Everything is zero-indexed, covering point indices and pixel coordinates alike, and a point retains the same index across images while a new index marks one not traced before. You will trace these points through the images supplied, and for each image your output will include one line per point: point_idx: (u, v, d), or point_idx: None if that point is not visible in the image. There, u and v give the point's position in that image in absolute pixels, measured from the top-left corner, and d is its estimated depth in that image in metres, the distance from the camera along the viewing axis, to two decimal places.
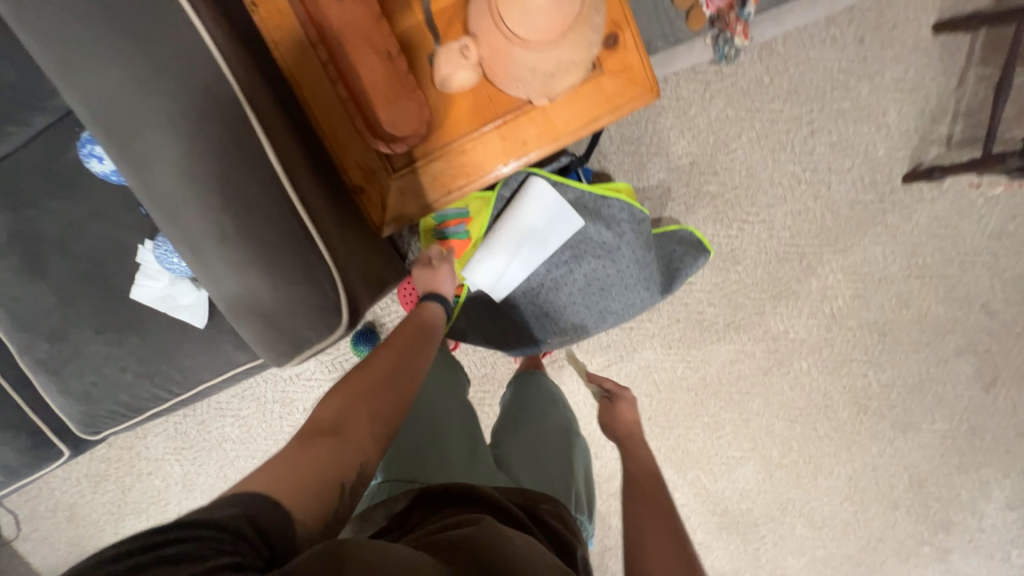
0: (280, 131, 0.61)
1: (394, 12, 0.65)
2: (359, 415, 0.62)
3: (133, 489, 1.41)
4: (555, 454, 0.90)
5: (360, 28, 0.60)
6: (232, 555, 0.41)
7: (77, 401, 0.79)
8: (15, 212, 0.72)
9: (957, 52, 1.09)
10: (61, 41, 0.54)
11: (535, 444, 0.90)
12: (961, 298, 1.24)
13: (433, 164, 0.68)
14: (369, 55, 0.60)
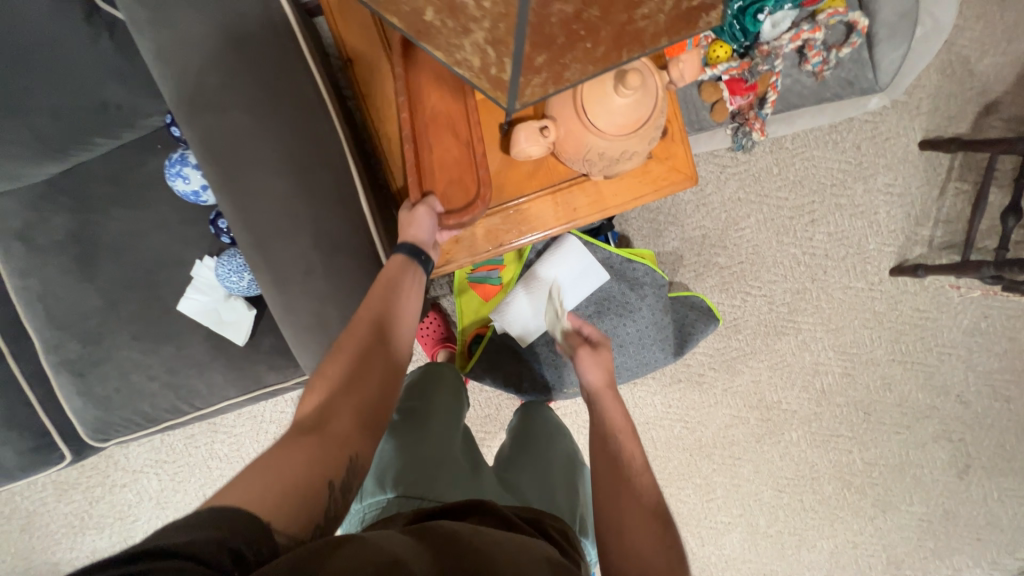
0: (365, 177, 0.68)
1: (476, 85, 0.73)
2: (343, 405, 0.55)
3: (101, 502, 1.33)
4: (570, 486, 0.79)
5: (446, 111, 0.68)
6: None
7: (95, 405, 0.79)
8: (81, 216, 0.75)
9: (938, 168, 1.24)
10: (191, 80, 0.60)
11: (548, 473, 0.80)
12: (938, 386, 1.34)
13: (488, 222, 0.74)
14: (447, 137, 0.68)
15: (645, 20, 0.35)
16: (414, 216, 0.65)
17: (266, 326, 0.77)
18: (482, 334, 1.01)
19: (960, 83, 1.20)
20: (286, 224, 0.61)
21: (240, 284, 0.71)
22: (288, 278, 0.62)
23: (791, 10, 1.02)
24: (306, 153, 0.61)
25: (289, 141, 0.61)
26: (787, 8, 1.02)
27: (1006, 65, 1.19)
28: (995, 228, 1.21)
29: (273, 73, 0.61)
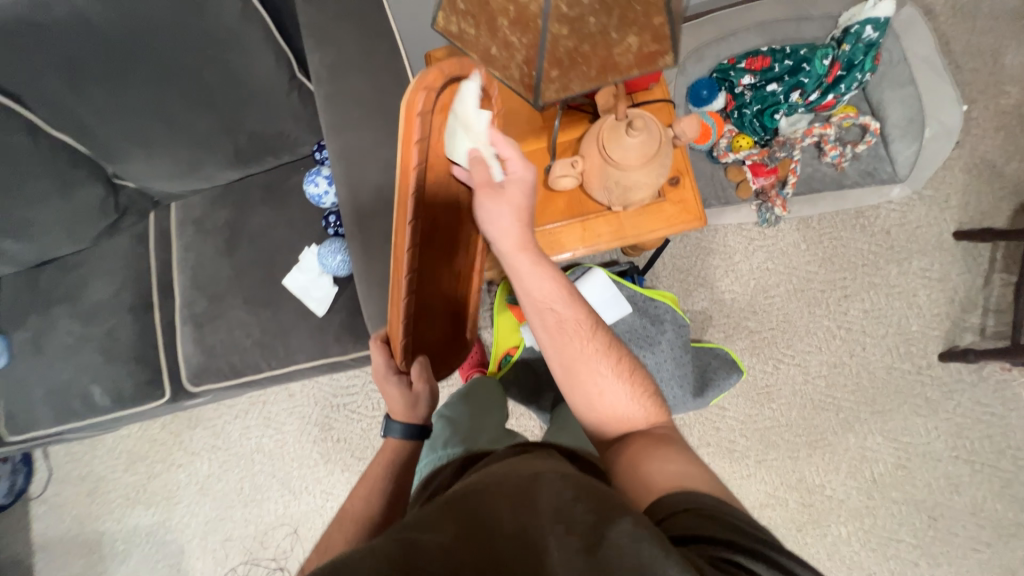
0: None
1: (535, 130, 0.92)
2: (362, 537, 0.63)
3: (157, 478, 1.47)
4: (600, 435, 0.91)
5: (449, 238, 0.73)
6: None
7: (201, 353, 0.99)
8: (235, 209, 1.03)
9: (979, 258, 1.26)
10: (336, 93, 0.81)
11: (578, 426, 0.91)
12: (1020, 498, 1.18)
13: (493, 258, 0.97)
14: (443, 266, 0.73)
15: (620, 55, 0.54)
16: (416, 394, 0.72)
17: (341, 305, 0.97)
18: (512, 353, 1.13)
19: (989, 183, 1.27)
20: (377, 208, 0.79)
21: (332, 264, 0.92)
22: (371, 245, 0.79)
23: (806, 113, 1.23)
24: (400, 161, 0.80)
25: (390, 150, 0.80)
26: (802, 111, 1.23)
27: None
28: None
29: (386, 97, 0.80)
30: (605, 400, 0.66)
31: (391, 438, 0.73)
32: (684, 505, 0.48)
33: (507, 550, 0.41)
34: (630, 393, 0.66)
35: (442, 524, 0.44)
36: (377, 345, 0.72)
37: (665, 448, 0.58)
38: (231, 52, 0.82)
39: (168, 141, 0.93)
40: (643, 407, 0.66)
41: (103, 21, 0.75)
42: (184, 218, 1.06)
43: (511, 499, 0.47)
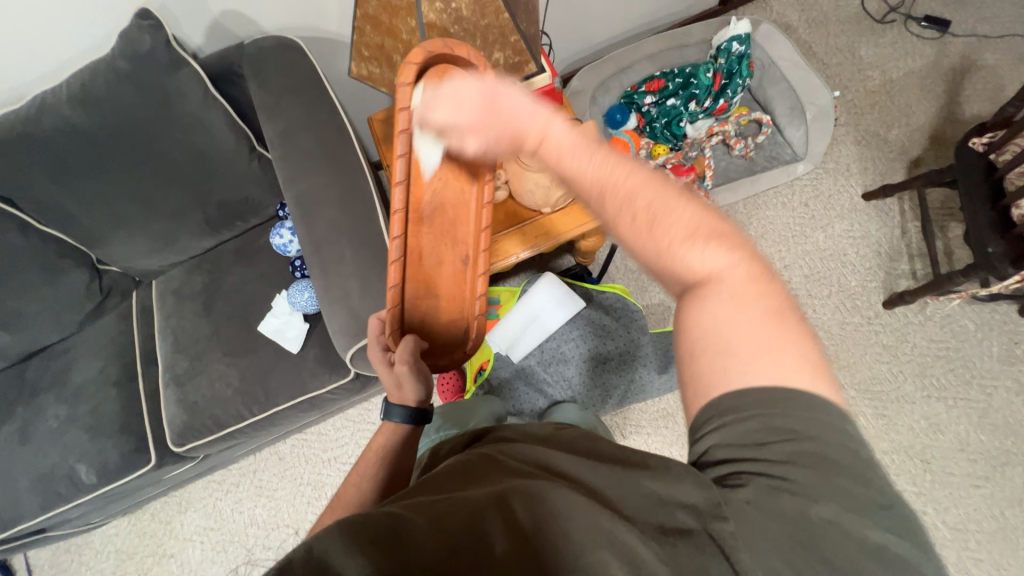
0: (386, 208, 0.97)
1: None
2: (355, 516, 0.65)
3: (148, 575, 1.39)
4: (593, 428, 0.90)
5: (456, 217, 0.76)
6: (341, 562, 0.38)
7: (185, 411, 1.03)
8: (212, 274, 1.14)
9: (891, 213, 1.40)
10: (290, 154, 0.96)
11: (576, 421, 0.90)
12: (1000, 426, 1.21)
13: None
14: (441, 241, 0.77)
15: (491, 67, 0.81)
16: (400, 377, 0.75)
17: (314, 341, 1.04)
18: (484, 368, 1.13)
19: (879, 149, 1.45)
20: (331, 237, 0.90)
21: (301, 301, 1.02)
22: (329, 268, 0.88)
23: (705, 117, 1.43)
24: (350, 195, 0.93)
25: (340, 188, 0.93)
26: (702, 117, 1.43)
27: (914, 132, 1.45)
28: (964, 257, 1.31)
29: (332, 149, 0.96)
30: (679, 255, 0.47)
31: (391, 422, 0.75)
32: (735, 418, 0.42)
33: (502, 538, 0.41)
34: (711, 247, 0.47)
35: (442, 508, 0.44)
36: (375, 322, 0.80)
37: (760, 305, 0.45)
38: (198, 134, 1.01)
39: (146, 220, 1.07)
40: (737, 262, 0.47)
41: (92, 125, 0.93)
42: (164, 291, 1.16)
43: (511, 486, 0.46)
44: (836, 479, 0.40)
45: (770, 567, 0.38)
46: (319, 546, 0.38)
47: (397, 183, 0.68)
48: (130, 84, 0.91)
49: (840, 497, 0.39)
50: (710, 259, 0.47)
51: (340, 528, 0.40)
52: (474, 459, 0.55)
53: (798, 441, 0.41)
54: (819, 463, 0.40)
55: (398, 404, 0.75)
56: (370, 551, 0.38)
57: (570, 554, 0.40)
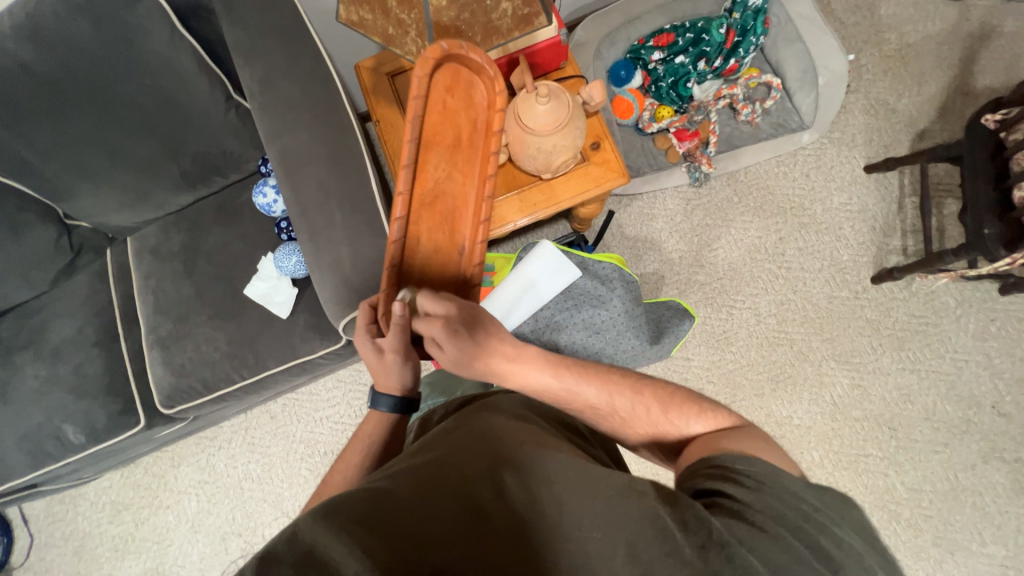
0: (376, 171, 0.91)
1: None
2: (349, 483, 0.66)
3: (145, 524, 1.43)
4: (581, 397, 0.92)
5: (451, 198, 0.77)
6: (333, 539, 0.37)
7: (172, 374, 1.01)
8: (192, 233, 1.08)
9: (890, 187, 1.39)
10: (269, 103, 0.88)
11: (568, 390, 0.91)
12: (966, 397, 1.27)
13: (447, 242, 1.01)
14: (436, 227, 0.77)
15: (499, 20, 0.77)
16: (385, 364, 0.72)
17: (304, 306, 1.02)
18: None
19: (886, 119, 1.41)
20: (318, 198, 0.85)
21: (288, 265, 0.97)
22: (317, 232, 0.84)
23: (714, 78, 1.36)
24: (338, 152, 0.87)
25: (327, 145, 0.87)
26: (711, 78, 1.35)
27: (924, 103, 1.41)
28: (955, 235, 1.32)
29: (315, 100, 0.88)
30: (654, 428, 0.60)
31: (377, 412, 0.74)
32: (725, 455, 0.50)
33: (496, 506, 0.44)
34: (686, 414, 0.59)
35: (429, 483, 0.45)
36: (367, 308, 0.73)
37: (742, 434, 0.54)
38: (166, 79, 0.91)
39: (115, 171, 0.99)
40: (711, 419, 0.58)
41: (43, 65, 0.83)
42: (141, 249, 1.10)
43: (497, 458, 0.49)
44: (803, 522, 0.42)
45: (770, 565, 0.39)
46: (306, 533, 0.38)
47: (403, 166, 0.74)
48: (82, 17, 0.81)
49: (834, 547, 0.41)
50: (686, 424, 0.59)
51: (324, 514, 0.40)
52: (458, 424, 0.57)
53: (771, 475, 0.46)
54: (803, 501, 0.44)
55: (384, 392, 0.74)
56: (359, 532, 0.38)
57: (557, 519, 0.42)
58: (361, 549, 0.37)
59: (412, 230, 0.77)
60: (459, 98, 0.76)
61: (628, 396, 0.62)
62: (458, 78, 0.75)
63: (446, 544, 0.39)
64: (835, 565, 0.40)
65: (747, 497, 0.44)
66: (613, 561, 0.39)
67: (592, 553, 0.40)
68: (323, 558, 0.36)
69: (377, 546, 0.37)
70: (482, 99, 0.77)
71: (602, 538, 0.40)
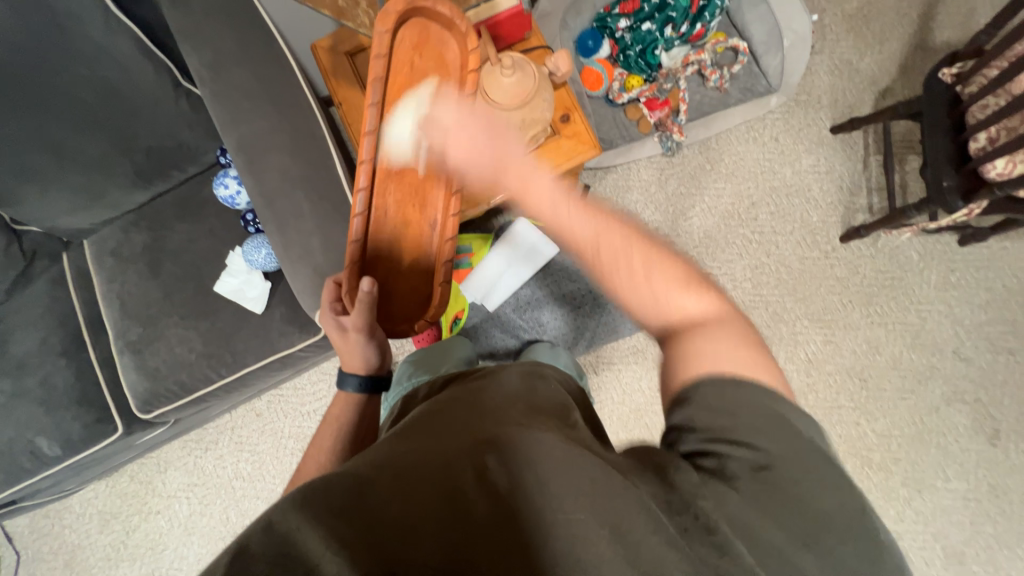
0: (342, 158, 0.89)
1: None
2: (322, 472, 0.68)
3: (136, 531, 1.41)
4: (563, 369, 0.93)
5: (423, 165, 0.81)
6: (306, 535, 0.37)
7: (146, 378, 0.98)
8: (153, 232, 1.04)
9: (856, 146, 1.42)
10: (222, 89, 0.84)
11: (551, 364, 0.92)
12: (930, 345, 1.34)
13: None
14: (405, 194, 0.81)
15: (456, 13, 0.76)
16: (348, 343, 0.76)
17: (278, 300, 0.99)
18: (461, 317, 1.11)
19: (850, 80, 1.43)
20: (283, 187, 0.82)
21: (258, 259, 0.95)
22: (285, 222, 0.81)
23: (682, 45, 1.34)
24: (298, 136, 0.84)
25: (287, 132, 0.83)
26: (678, 44, 1.34)
27: (885, 61, 1.43)
28: (916, 191, 1.37)
29: (269, 83, 0.85)
30: (651, 293, 0.57)
31: (346, 391, 0.77)
32: (709, 390, 0.49)
33: (479, 496, 0.43)
34: (683, 287, 0.57)
35: (406, 470, 0.45)
36: (331, 285, 0.77)
37: (733, 334, 0.53)
38: (106, 68, 0.87)
39: (61, 171, 0.94)
40: (707, 300, 0.56)
41: None
42: (100, 252, 1.05)
43: (477, 440, 0.48)
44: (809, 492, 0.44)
45: (761, 536, 0.42)
46: (280, 523, 0.37)
47: (366, 133, 0.75)
48: (2, 4, 0.76)
49: (825, 508, 0.44)
50: (686, 304, 0.56)
51: (299, 503, 0.39)
52: (441, 409, 0.58)
53: (767, 416, 0.47)
54: (789, 446, 0.46)
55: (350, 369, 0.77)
56: (333, 522, 0.38)
57: (543, 501, 0.41)
58: (338, 542, 0.37)
59: (377, 199, 0.80)
60: (428, 57, 0.79)
61: (618, 240, 0.58)
62: (428, 36, 0.79)
63: (423, 540, 0.39)
64: (824, 527, 0.43)
65: (740, 455, 0.46)
66: (599, 547, 0.39)
67: (575, 535, 0.40)
68: (300, 545, 0.36)
69: (353, 538, 0.38)
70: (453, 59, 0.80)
71: (586, 519, 0.40)
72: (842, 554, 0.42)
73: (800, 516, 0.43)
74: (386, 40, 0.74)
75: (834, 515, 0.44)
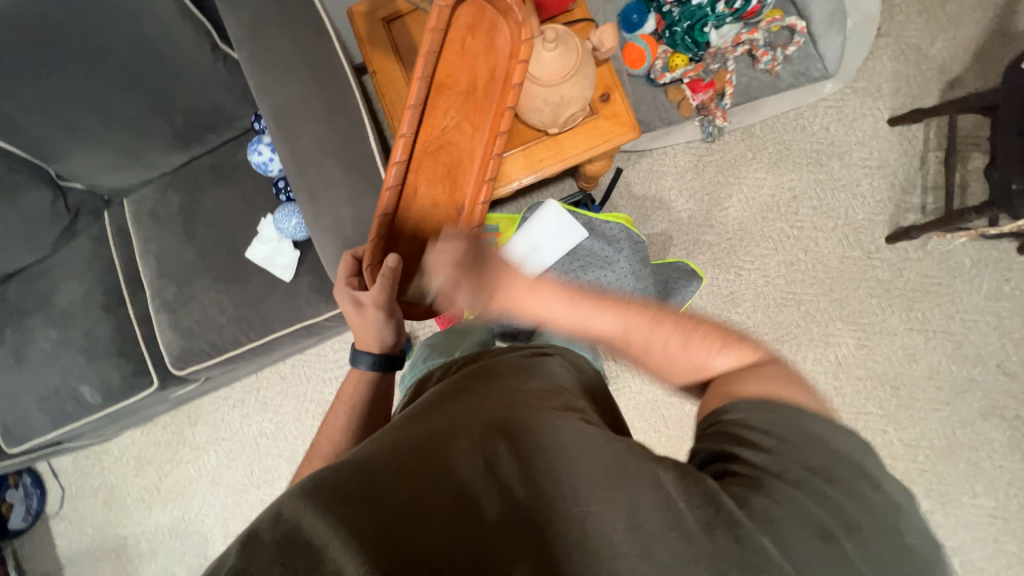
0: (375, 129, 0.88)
1: None
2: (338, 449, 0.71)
3: (168, 477, 1.50)
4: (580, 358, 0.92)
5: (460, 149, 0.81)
6: (314, 530, 0.38)
7: (180, 336, 1.02)
8: (189, 194, 1.06)
9: (914, 140, 1.32)
10: (259, 53, 0.83)
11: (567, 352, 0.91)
12: (973, 356, 1.27)
13: None
14: (435, 177, 0.82)
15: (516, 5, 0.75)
16: (363, 320, 0.76)
17: (307, 269, 1.01)
18: None
19: (916, 67, 1.32)
20: (316, 156, 0.81)
21: (289, 227, 0.96)
22: (316, 192, 0.81)
23: (734, 22, 1.25)
24: (333, 105, 0.83)
25: (321, 99, 0.82)
26: (729, 21, 1.25)
27: (958, 48, 1.31)
28: (976, 192, 1.27)
29: (306, 49, 0.83)
30: (686, 359, 0.57)
31: (359, 368, 0.80)
32: (746, 412, 0.48)
33: (487, 486, 0.43)
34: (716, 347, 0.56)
35: (414, 459, 0.45)
36: (348, 260, 0.77)
37: (766, 376, 0.52)
38: (148, 27, 0.86)
39: (104, 129, 0.96)
40: (745, 356, 0.55)
41: (17, 12, 0.78)
42: (138, 211, 1.08)
43: (487, 430, 0.48)
44: (844, 496, 0.42)
45: (795, 534, 0.39)
46: (290, 512, 0.39)
47: (410, 107, 0.77)
48: None
49: (861, 511, 0.41)
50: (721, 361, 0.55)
51: (308, 492, 0.41)
52: (454, 392, 0.58)
53: (794, 429, 0.46)
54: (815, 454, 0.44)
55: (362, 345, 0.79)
56: (343, 509, 0.40)
57: (556, 491, 0.42)
58: (348, 532, 0.38)
59: (410, 175, 0.80)
60: (480, 40, 0.79)
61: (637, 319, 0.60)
62: (482, 18, 0.78)
63: (431, 521, 0.40)
64: (861, 527, 0.40)
65: (767, 459, 0.44)
66: (612, 537, 0.40)
67: (588, 529, 0.40)
68: (306, 534, 0.38)
69: (362, 526, 0.38)
70: (503, 46, 0.79)
71: (597, 511, 0.41)
72: (881, 549, 0.40)
73: (833, 514, 0.41)
74: (444, 16, 0.75)
75: (870, 516, 0.41)
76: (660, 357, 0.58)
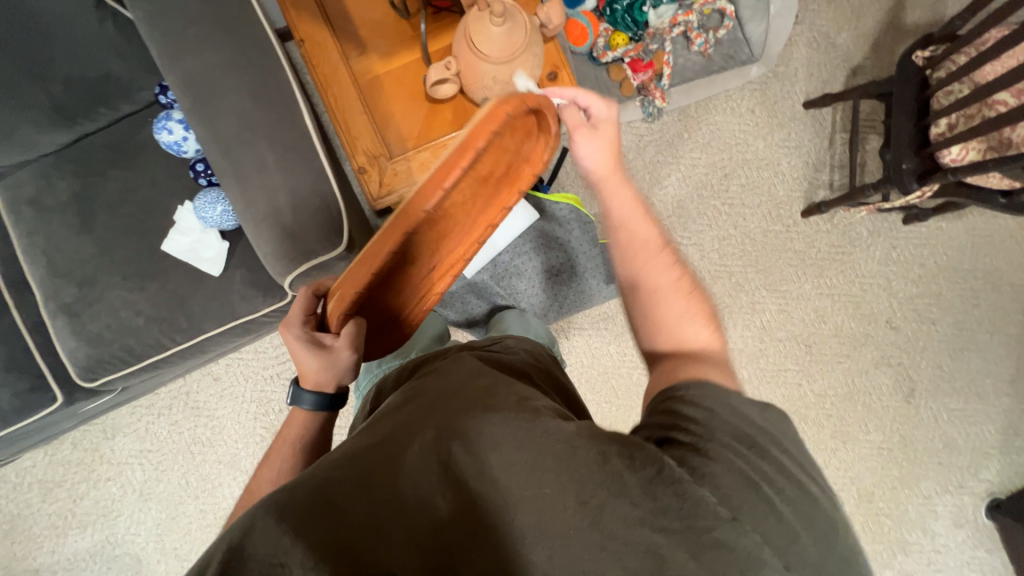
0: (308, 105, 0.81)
1: (402, 54, 0.93)
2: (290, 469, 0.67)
3: (85, 499, 1.33)
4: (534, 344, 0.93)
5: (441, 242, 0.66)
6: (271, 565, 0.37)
7: (87, 343, 0.89)
8: (81, 178, 0.91)
9: (824, 123, 1.46)
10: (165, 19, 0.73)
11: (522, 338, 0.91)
12: (868, 314, 1.47)
13: (399, 177, 0.91)
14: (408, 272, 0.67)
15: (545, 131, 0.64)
16: (325, 361, 0.66)
17: (237, 261, 0.91)
18: None
19: (827, 54, 1.45)
20: (241, 135, 0.73)
21: (213, 215, 0.86)
22: (246, 175, 0.73)
23: (670, 3, 1.26)
24: (255, 76, 0.73)
25: (242, 69, 0.73)
26: (666, 2, 1.27)
27: (860, 38, 1.45)
28: (872, 170, 1.44)
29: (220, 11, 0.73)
30: (666, 308, 0.65)
31: (300, 408, 0.70)
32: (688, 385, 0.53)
33: (444, 489, 0.43)
34: (699, 319, 0.64)
35: (369, 466, 0.45)
36: (308, 295, 0.68)
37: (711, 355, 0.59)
38: None
39: None
40: (714, 335, 0.63)
41: None
42: (16, 200, 0.91)
43: (442, 429, 0.47)
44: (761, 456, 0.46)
45: (724, 486, 0.43)
46: (247, 545, 0.38)
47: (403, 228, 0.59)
48: None
49: (772, 465, 0.46)
50: (699, 331, 0.63)
51: (261, 522, 0.40)
52: (409, 395, 0.56)
53: (725, 404, 0.49)
54: (744, 424, 0.48)
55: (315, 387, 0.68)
56: (296, 532, 0.39)
57: (511, 483, 0.43)
58: (306, 552, 0.38)
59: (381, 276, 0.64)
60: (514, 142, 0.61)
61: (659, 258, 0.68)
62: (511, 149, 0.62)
63: (388, 538, 0.39)
64: (775, 479, 0.44)
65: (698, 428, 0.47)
66: (567, 517, 0.41)
67: (542, 512, 0.41)
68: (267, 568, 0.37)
69: (317, 548, 0.38)
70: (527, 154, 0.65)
71: (553, 493, 0.42)
72: (793, 503, 0.44)
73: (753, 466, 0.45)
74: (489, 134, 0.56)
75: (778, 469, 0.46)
76: (658, 293, 0.66)
